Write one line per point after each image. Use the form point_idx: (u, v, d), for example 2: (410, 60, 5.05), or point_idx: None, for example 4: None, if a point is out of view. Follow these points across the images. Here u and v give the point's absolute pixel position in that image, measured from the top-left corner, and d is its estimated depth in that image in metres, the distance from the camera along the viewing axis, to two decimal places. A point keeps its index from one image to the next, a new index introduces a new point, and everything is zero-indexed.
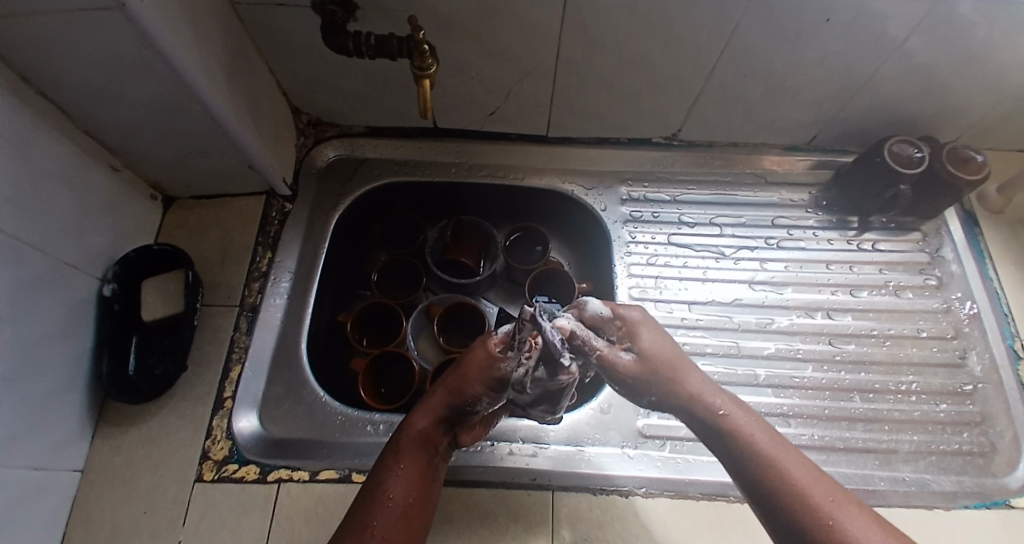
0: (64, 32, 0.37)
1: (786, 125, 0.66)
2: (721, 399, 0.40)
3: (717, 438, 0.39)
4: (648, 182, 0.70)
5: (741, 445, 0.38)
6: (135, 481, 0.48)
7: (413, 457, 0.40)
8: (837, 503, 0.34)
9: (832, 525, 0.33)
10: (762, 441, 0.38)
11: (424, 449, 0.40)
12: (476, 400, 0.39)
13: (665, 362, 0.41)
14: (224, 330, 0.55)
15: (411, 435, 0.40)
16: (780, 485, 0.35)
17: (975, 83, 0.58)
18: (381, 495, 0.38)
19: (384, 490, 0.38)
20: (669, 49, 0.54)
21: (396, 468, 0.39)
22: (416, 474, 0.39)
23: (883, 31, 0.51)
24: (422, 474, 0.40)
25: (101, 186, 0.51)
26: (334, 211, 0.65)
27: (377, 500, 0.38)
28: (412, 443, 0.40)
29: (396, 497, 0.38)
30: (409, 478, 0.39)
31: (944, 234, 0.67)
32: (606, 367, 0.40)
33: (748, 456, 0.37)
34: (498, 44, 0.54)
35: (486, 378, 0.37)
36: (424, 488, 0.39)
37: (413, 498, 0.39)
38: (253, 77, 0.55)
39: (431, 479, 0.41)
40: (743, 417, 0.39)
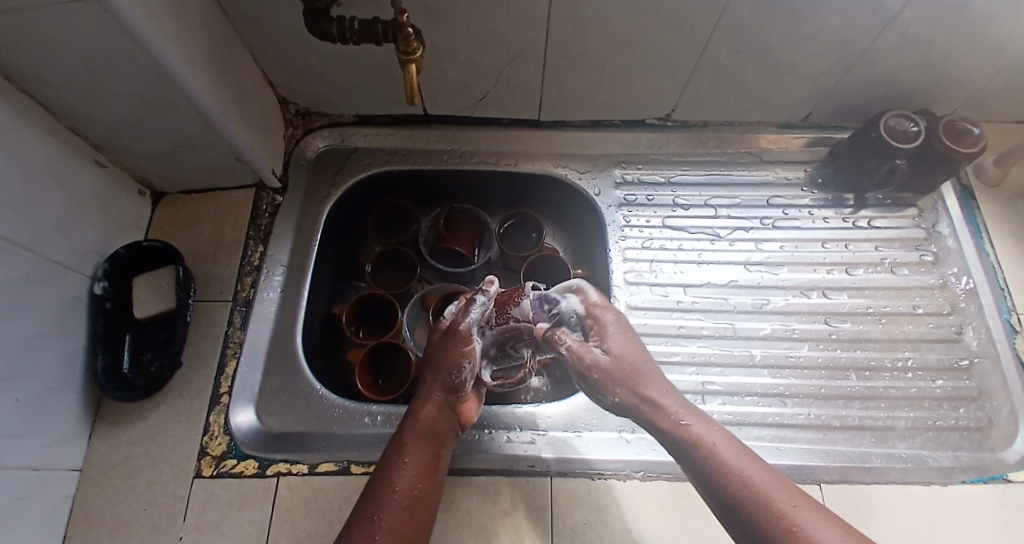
0: (33, 23, 0.36)
1: (783, 102, 0.65)
2: (683, 410, 0.42)
3: (681, 448, 0.40)
4: (642, 164, 0.69)
5: (706, 456, 0.39)
6: (135, 478, 0.48)
7: (416, 448, 0.41)
8: (799, 505, 0.36)
9: (794, 531, 0.34)
10: (725, 451, 0.39)
11: (429, 441, 0.42)
12: (460, 368, 0.46)
13: (630, 367, 0.43)
14: (217, 325, 0.55)
15: (413, 427, 0.43)
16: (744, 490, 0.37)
17: (974, 54, 0.57)
18: (386, 486, 0.39)
19: (389, 483, 0.39)
20: (661, 26, 0.53)
21: (401, 461, 0.40)
22: (421, 464, 0.41)
23: (880, 1, 0.50)
24: (426, 464, 0.41)
25: (85, 182, 0.51)
26: (325, 202, 0.64)
27: (382, 493, 0.38)
28: (414, 436, 0.42)
29: (401, 489, 0.39)
30: (413, 470, 0.40)
31: (940, 209, 0.66)
32: (576, 360, 0.44)
33: (709, 465, 0.38)
34: (486, 25, 0.53)
35: (462, 348, 0.47)
36: (428, 478, 0.40)
37: (417, 491, 0.39)
38: (236, 66, 0.53)
39: (436, 470, 0.41)
40: (704, 429, 0.40)
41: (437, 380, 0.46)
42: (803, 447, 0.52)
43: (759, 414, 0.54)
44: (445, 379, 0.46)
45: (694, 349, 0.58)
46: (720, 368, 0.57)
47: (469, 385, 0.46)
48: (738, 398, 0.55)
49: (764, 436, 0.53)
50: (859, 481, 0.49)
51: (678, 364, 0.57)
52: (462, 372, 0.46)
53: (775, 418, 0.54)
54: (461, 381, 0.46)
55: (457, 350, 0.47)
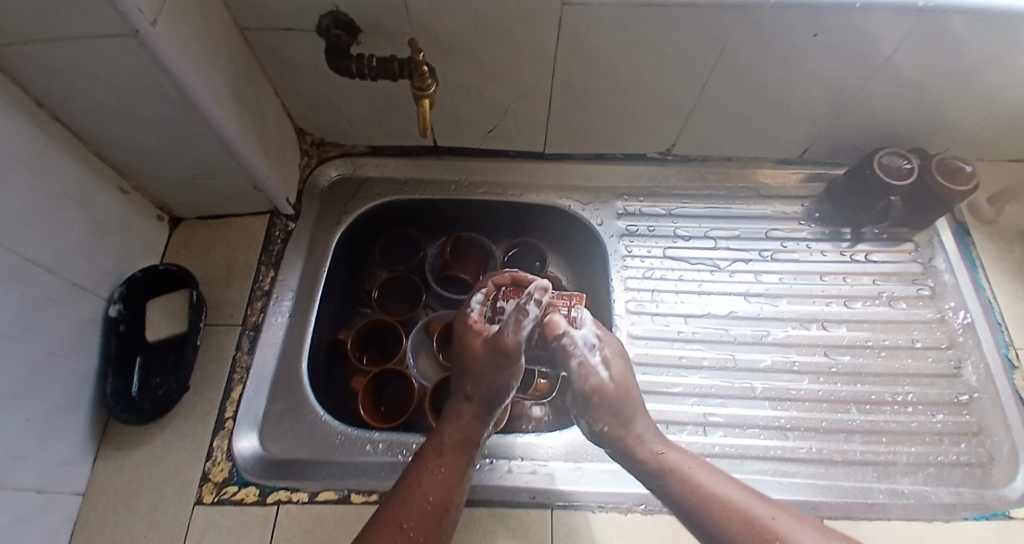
0: (72, 56, 0.38)
1: (780, 139, 0.67)
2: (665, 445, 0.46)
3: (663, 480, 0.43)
4: (644, 197, 0.71)
5: (685, 482, 0.42)
6: (136, 502, 0.48)
7: (444, 457, 0.43)
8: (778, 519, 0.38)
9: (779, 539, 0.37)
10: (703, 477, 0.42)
11: (457, 449, 0.44)
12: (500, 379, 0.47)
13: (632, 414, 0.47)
14: (226, 349, 0.56)
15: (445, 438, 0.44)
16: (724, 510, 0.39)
17: (965, 97, 0.59)
18: (414, 489, 0.40)
19: (416, 489, 0.40)
20: (664, 66, 0.55)
21: (427, 470, 0.42)
22: (447, 474, 0.42)
23: (873, 46, 0.52)
24: (452, 474, 0.43)
25: (106, 207, 0.52)
26: (335, 229, 0.65)
27: (409, 496, 0.40)
28: (443, 447, 0.44)
29: (427, 493, 0.40)
30: (439, 478, 0.42)
31: (936, 245, 0.68)
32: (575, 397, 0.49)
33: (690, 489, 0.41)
34: (496, 64, 0.56)
35: (500, 356, 0.47)
36: (452, 486, 0.42)
37: (444, 497, 0.41)
38: (257, 99, 0.56)
39: (460, 481, 0.43)
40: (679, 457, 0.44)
41: (472, 390, 0.47)
42: (803, 480, 0.52)
43: (761, 446, 0.54)
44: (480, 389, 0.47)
45: (695, 380, 0.59)
46: (721, 399, 0.58)
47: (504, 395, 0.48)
48: (739, 430, 0.55)
49: (765, 469, 0.53)
50: (862, 517, 0.49)
51: (679, 395, 0.58)
52: (501, 382, 0.47)
53: (777, 451, 0.54)
54: (497, 391, 0.47)
55: (502, 360, 0.47)
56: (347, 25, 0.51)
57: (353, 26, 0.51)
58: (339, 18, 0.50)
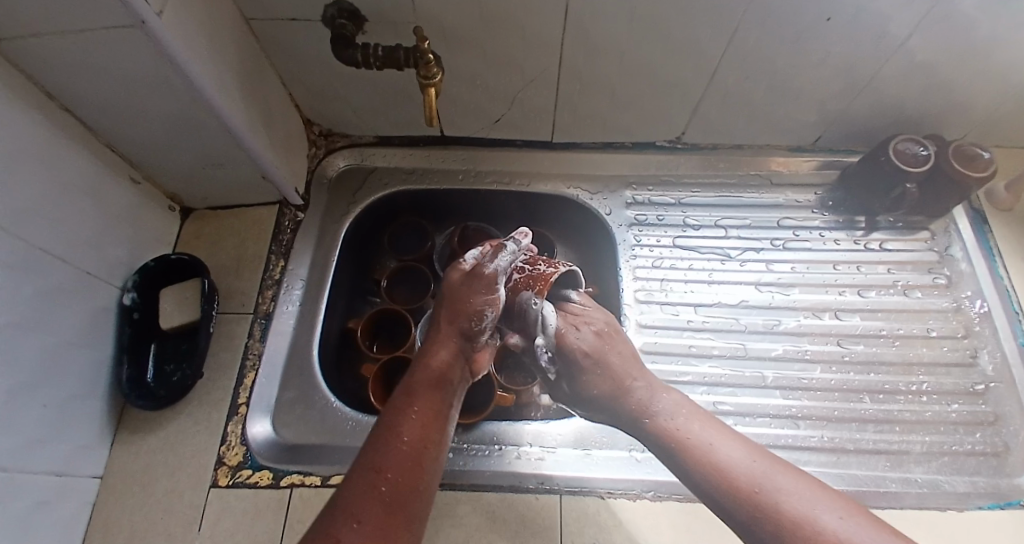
0: (80, 48, 0.38)
1: (793, 126, 0.66)
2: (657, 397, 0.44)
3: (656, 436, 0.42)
4: (653, 185, 0.70)
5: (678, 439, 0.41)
6: (152, 486, 0.49)
7: (425, 399, 0.38)
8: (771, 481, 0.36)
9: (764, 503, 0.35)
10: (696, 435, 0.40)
11: (436, 391, 0.40)
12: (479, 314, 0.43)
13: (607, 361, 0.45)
14: (237, 337, 0.57)
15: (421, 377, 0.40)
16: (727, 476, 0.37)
17: (982, 81, 0.58)
18: (390, 433, 0.36)
19: (396, 431, 0.36)
20: (673, 52, 0.55)
21: (407, 411, 0.37)
22: (429, 415, 0.38)
23: (888, 29, 0.51)
24: (435, 416, 0.38)
25: (118, 198, 0.53)
26: (344, 219, 0.66)
27: (387, 441, 0.35)
28: (422, 388, 0.39)
29: (407, 437, 0.35)
30: (421, 420, 0.37)
31: (953, 233, 0.66)
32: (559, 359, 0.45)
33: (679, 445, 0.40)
34: (502, 52, 0.55)
35: (479, 286, 0.43)
36: (436, 427, 0.37)
37: (426, 440, 0.36)
38: (265, 89, 0.56)
39: (444, 423, 0.38)
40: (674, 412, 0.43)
41: (453, 327, 0.43)
42: (815, 470, 0.51)
43: (772, 435, 0.54)
44: (461, 324, 0.43)
45: (705, 369, 0.58)
46: (731, 388, 0.57)
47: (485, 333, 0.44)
48: (749, 419, 0.55)
49: None
50: (872, 505, 0.49)
51: (689, 384, 0.57)
52: (481, 319, 0.43)
53: (787, 440, 0.54)
54: (479, 329, 0.43)
55: (480, 291, 0.43)
56: (352, 16, 0.51)
57: (358, 17, 0.51)
58: (343, 8, 0.50)
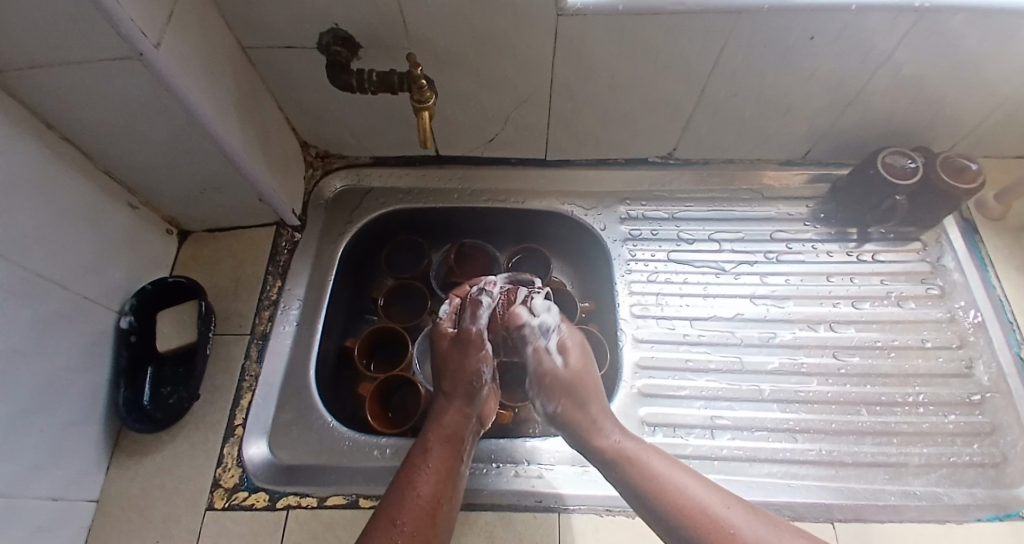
0: (82, 78, 0.39)
1: (782, 141, 0.67)
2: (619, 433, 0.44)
3: (614, 468, 0.42)
4: (646, 200, 0.71)
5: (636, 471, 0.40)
6: (148, 511, 0.49)
7: (438, 455, 0.43)
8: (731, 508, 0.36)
9: (731, 531, 0.34)
10: (655, 465, 0.40)
11: (451, 447, 0.44)
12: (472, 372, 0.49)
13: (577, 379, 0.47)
14: (235, 358, 0.57)
15: (436, 432, 0.45)
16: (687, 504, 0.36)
17: (965, 94, 0.59)
18: (408, 486, 0.40)
19: (414, 485, 0.40)
20: (661, 70, 0.56)
21: (424, 466, 0.42)
22: (441, 471, 0.42)
23: (869, 44, 0.52)
24: (447, 472, 0.42)
25: (117, 222, 0.54)
26: (341, 239, 0.66)
27: (405, 495, 0.39)
28: (437, 443, 0.44)
29: (423, 491, 0.40)
30: (435, 475, 0.41)
31: (944, 243, 0.67)
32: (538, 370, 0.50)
33: (638, 475, 0.40)
34: (494, 74, 0.57)
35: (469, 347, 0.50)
36: (447, 483, 0.41)
37: (440, 496, 0.40)
38: (263, 113, 0.57)
39: (455, 479, 0.43)
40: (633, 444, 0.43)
41: (454, 389, 0.49)
42: (814, 483, 0.51)
43: (770, 449, 0.54)
44: (468, 389, 0.48)
45: (701, 383, 0.58)
46: (728, 402, 0.57)
47: (484, 390, 0.49)
48: (747, 433, 0.55)
49: (775, 472, 0.52)
50: (872, 519, 0.48)
51: (686, 398, 0.57)
52: (478, 379, 0.49)
53: (785, 453, 0.53)
54: (478, 388, 0.49)
55: (466, 350, 0.50)
56: (346, 42, 0.52)
57: (352, 45, 0.53)
58: (338, 35, 0.52)
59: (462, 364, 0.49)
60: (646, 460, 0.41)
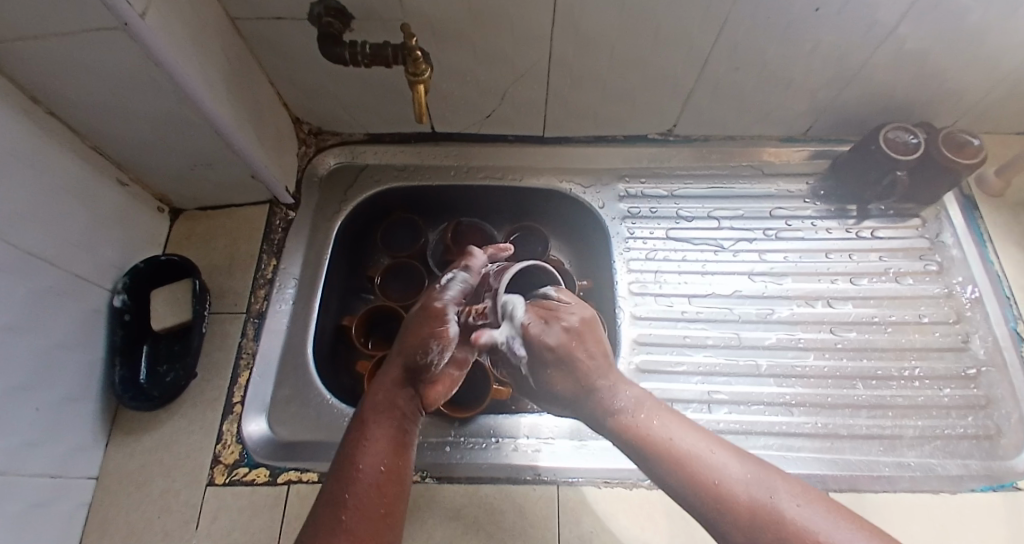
0: (66, 50, 0.38)
1: (782, 116, 0.66)
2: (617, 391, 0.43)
3: (617, 434, 0.41)
4: (645, 178, 0.70)
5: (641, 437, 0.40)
6: (148, 487, 0.49)
7: (380, 426, 0.41)
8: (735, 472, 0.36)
9: (735, 500, 0.35)
10: (658, 430, 0.40)
11: (392, 417, 0.42)
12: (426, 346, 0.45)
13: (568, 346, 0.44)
14: (231, 336, 0.56)
15: (374, 405, 0.42)
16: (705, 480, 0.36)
17: (969, 68, 0.58)
18: (349, 465, 0.38)
19: (355, 461, 0.38)
20: (660, 44, 0.55)
21: (365, 440, 0.40)
22: (386, 442, 0.40)
23: (873, 16, 0.51)
24: (392, 441, 0.40)
25: (107, 199, 0.53)
26: (336, 217, 0.66)
27: (346, 475, 0.37)
28: (375, 415, 0.41)
29: (366, 468, 0.38)
30: (378, 447, 0.39)
31: (943, 219, 0.67)
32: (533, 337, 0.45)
33: (643, 444, 0.39)
34: (491, 47, 0.55)
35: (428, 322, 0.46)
36: (394, 454, 0.39)
37: (385, 466, 0.38)
38: (254, 88, 0.56)
39: (403, 446, 0.40)
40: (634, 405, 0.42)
41: (400, 357, 0.45)
42: (809, 456, 0.52)
43: (767, 424, 0.54)
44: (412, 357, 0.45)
45: (699, 358, 0.59)
46: (725, 377, 0.57)
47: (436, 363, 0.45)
48: (744, 408, 0.55)
49: (771, 445, 0.53)
50: (867, 490, 0.49)
51: (684, 374, 0.58)
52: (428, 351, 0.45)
53: (781, 427, 0.54)
54: (426, 360, 0.45)
55: (426, 325, 0.46)
56: (339, 13, 0.51)
57: (345, 15, 0.51)
58: (330, 6, 0.50)
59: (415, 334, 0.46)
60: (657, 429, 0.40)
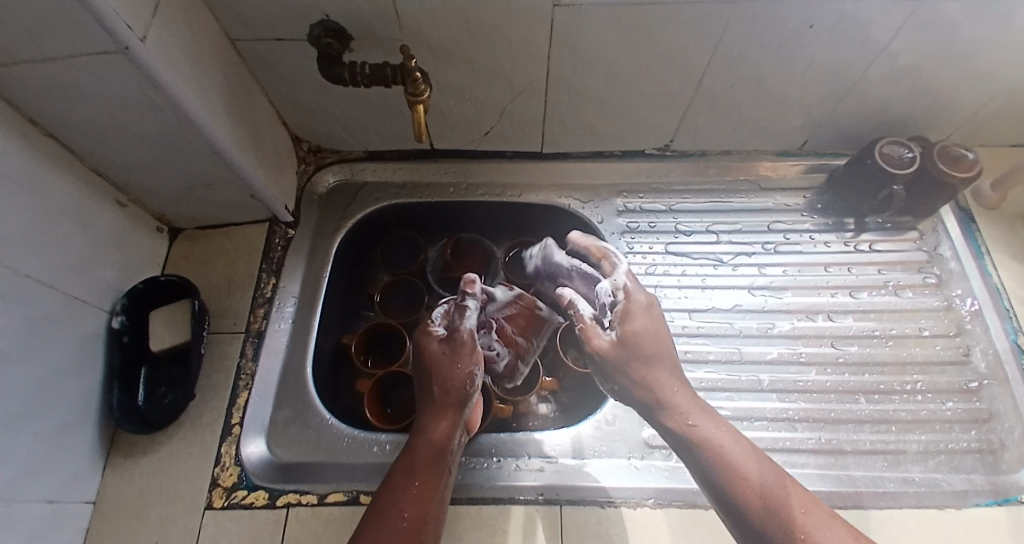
0: (66, 75, 0.38)
1: (778, 131, 0.67)
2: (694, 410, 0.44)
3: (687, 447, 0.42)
4: (643, 193, 0.70)
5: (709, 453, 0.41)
6: (146, 512, 0.48)
7: (422, 472, 0.42)
8: (810, 514, 0.38)
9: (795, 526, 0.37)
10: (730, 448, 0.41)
11: (435, 464, 0.43)
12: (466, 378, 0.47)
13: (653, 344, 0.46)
14: (230, 357, 0.56)
15: (418, 452, 0.43)
16: (744, 490, 0.39)
17: (961, 83, 0.59)
18: (390, 511, 0.39)
19: (394, 508, 0.39)
20: (657, 61, 0.55)
21: (406, 486, 0.41)
22: (424, 489, 0.41)
23: (865, 34, 0.52)
24: (431, 488, 0.41)
25: (106, 220, 0.53)
26: (336, 234, 0.66)
27: (385, 519, 0.39)
28: (421, 461, 0.42)
29: (403, 515, 0.39)
30: (416, 494, 0.41)
31: (941, 231, 0.67)
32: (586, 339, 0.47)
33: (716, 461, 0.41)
34: (489, 66, 0.56)
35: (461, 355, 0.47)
36: (433, 502, 0.41)
37: (423, 515, 0.40)
38: (253, 109, 0.56)
39: (440, 494, 0.42)
40: (712, 429, 0.42)
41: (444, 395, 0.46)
42: (813, 473, 0.51)
43: (770, 440, 0.54)
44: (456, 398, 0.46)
45: (701, 374, 0.58)
46: (728, 393, 0.57)
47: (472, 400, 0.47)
48: (747, 424, 0.55)
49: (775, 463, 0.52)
50: (872, 507, 0.49)
51: None
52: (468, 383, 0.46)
53: (785, 443, 0.54)
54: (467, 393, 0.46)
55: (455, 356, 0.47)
56: (337, 35, 0.51)
57: (344, 36, 0.52)
58: (329, 27, 0.50)
59: (450, 381, 0.46)
60: (711, 436, 0.42)
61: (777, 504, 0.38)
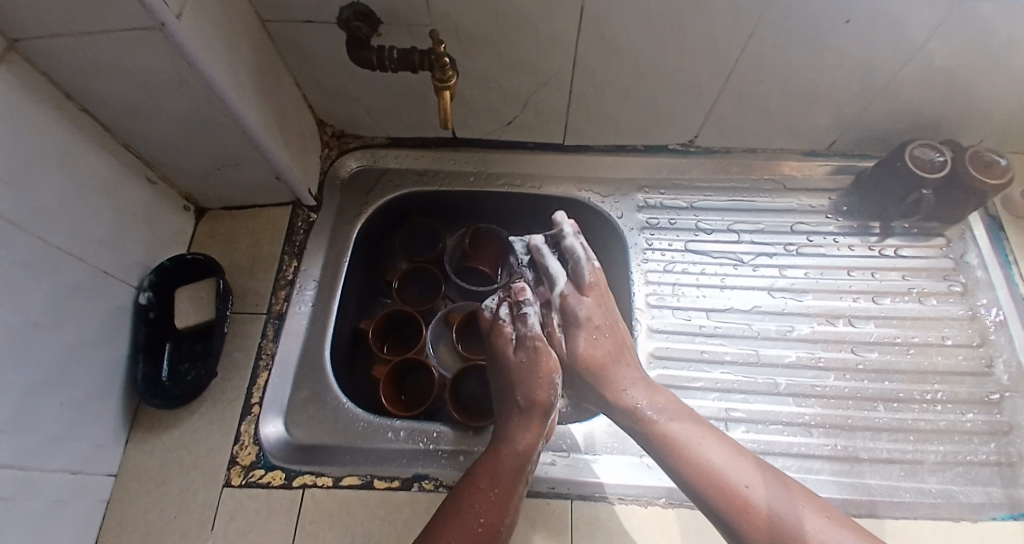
0: (100, 52, 0.39)
1: (807, 130, 0.66)
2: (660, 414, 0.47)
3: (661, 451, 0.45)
4: (665, 189, 0.70)
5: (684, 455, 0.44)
6: (167, 484, 0.50)
7: (504, 477, 0.43)
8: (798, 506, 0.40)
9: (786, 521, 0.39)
10: (703, 452, 0.43)
11: (517, 473, 0.44)
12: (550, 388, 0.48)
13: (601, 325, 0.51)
14: (251, 337, 0.57)
15: (502, 457, 0.44)
16: (727, 495, 0.41)
17: (1000, 87, 0.57)
18: (468, 513, 0.40)
19: (474, 509, 0.41)
20: (687, 54, 0.54)
21: (487, 490, 0.42)
22: (503, 496, 0.42)
23: (904, 33, 0.51)
24: (510, 496, 0.42)
25: (133, 198, 0.53)
26: (356, 220, 0.66)
27: (462, 517, 0.40)
28: (504, 468, 0.43)
29: (481, 518, 0.40)
30: (494, 500, 0.41)
31: (969, 240, 0.66)
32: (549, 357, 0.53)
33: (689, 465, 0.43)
34: (516, 54, 0.55)
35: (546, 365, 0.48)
36: (509, 511, 0.42)
37: (499, 523, 0.41)
38: (280, 91, 0.57)
39: (516, 504, 0.43)
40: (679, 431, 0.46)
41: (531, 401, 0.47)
42: (826, 478, 0.51)
43: (785, 443, 0.54)
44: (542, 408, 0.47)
45: (717, 375, 0.58)
46: (743, 395, 0.57)
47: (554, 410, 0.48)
48: (761, 426, 0.55)
49: (789, 466, 0.52)
50: (885, 515, 0.48)
51: (701, 389, 0.57)
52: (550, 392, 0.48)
53: (799, 447, 0.53)
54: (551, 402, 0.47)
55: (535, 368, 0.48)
56: (367, 17, 0.51)
57: (373, 19, 0.51)
58: (359, 10, 0.50)
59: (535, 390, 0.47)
60: (696, 448, 0.44)
61: (781, 524, 0.39)
